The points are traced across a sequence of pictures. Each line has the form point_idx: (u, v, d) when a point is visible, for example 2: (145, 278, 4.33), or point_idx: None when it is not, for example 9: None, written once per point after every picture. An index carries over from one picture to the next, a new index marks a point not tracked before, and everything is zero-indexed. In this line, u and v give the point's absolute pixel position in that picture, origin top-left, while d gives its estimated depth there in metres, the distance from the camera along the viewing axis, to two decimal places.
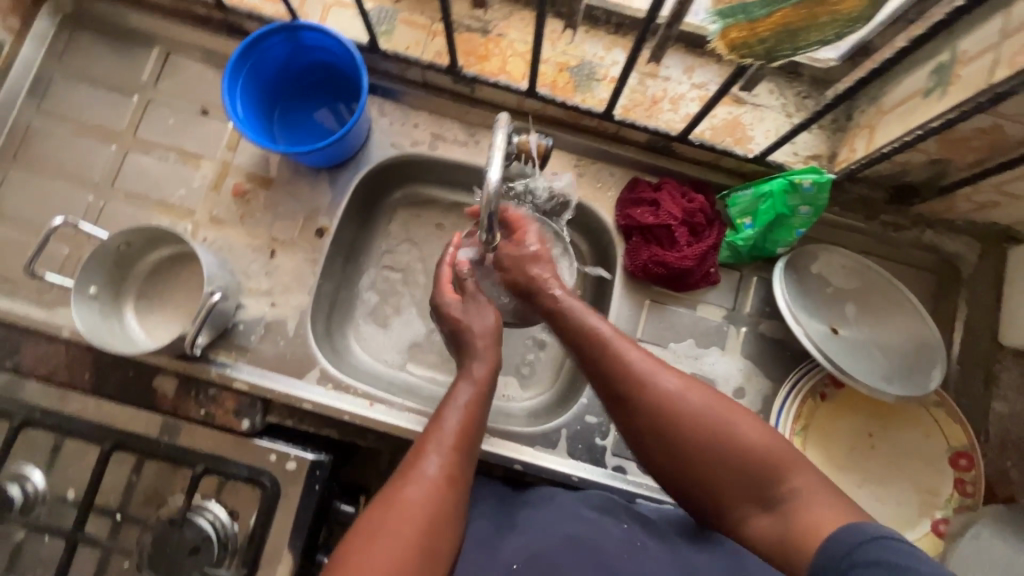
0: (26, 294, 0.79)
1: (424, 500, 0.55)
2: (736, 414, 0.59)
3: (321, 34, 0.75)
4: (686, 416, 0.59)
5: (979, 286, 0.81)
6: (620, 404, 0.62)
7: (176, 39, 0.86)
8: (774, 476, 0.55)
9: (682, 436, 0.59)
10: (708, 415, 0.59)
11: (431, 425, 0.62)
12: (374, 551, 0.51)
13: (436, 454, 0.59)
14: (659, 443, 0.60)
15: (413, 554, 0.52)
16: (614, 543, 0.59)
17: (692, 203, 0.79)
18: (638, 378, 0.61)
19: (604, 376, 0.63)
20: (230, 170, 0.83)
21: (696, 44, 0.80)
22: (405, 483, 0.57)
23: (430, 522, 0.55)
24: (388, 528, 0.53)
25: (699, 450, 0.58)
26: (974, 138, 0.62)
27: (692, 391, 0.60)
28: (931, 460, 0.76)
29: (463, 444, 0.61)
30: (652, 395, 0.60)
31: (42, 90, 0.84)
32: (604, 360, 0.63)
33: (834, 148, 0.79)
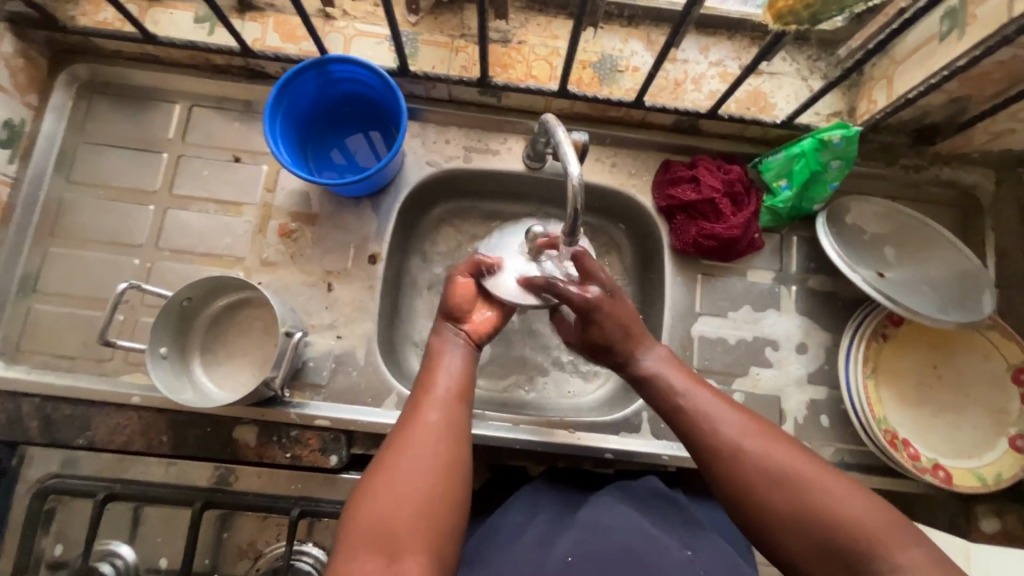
0: (87, 367, 0.78)
1: (428, 442, 0.55)
2: (823, 478, 0.52)
3: (352, 65, 0.76)
4: (769, 476, 0.53)
5: (1003, 211, 0.86)
6: (700, 460, 0.57)
7: (195, 91, 0.85)
8: (871, 548, 0.48)
9: (758, 488, 0.53)
10: (790, 476, 0.52)
11: (425, 375, 0.62)
12: (383, 489, 0.52)
13: (432, 403, 0.59)
14: (738, 502, 0.54)
15: (425, 484, 0.53)
16: (673, 563, 0.53)
17: (729, 174, 0.82)
18: (716, 432, 0.57)
19: (683, 429, 0.59)
20: (272, 212, 0.83)
21: (707, 25, 0.84)
22: (407, 430, 0.57)
23: (430, 459, 0.54)
24: (388, 469, 0.54)
25: (778, 510, 0.52)
26: (993, 70, 0.66)
27: (776, 448, 0.54)
28: (994, 380, 0.79)
29: (458, 393, 0.61)
30: (733, 453, 0.55)
31: (67, 161, 0.83)
32: (680, 414, 0.60)
33: (851, 104, 0.83)
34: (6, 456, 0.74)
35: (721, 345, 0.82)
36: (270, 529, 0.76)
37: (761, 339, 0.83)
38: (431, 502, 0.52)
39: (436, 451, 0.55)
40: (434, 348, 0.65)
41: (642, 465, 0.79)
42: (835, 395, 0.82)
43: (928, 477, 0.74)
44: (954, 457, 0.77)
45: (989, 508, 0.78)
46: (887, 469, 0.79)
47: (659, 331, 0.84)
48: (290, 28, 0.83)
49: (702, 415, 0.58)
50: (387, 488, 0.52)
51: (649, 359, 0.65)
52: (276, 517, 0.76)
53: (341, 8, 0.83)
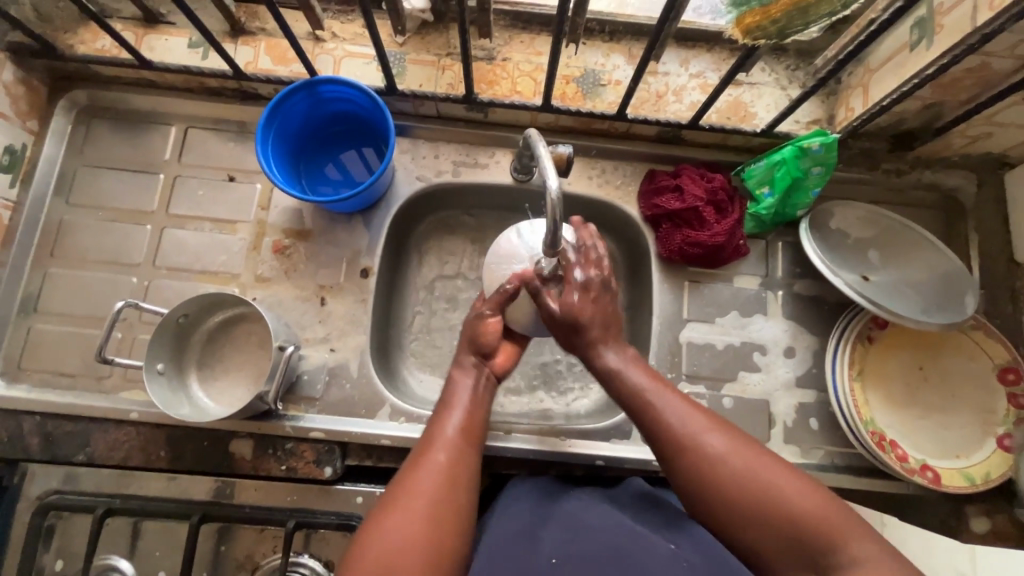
0: (86, 385, 0.79)
1: (436, 483, 0.56)
2: (784, 475, 0.54)
3: (341, 86, 0.79)
4: (737, 476, 0.54)
5: (985, 213, 0.87)
6: (667, 460, 0.58)
7: (191, 113, 0.88)
8: (830, 543, 0.50)
9: (725, 486, 0.54)
10: (756, 476, 0.54)
11: (438, 416, 0.63)
12: (389, 528, 0.53)
13: (441, 443, 0.60)
14: (705, 503, 0.55)
15: (429, 525, 0.53)
16: (658, 561, 0.55)
17: (712, 183, 0.84)
18: (683, 435, 0.57)
19: (650, 431, 0.59)
20: (266, 229, 0.85)
21: (687, 38, 0.86)
22: (415, 469, 0.57)
23: (438, 504, 0.55)
24: (395, 509, 0.54)
25: (743, 511, 0.53)
26: (963, 77, 0.68)
27: (741, 450, 0.55)
28: (980, 380, 0.79)
29: (469, 437, 0.61)
30: (702, 455, 0.55)
31: (67, 184, 0.85)
32: (649, 416, 0.60)
33: (830, 111, 0.85)
34: (8, 473, 0.76)
35: (709, 350, 0.84)
36: (267, 541, 0.77)
37: (749, 344, 0.84)
38: (438, 544, 0.53)
39: (444, 496, 0.56)
40: (449, 389, 0.66)
41: (633, 472, 0.80)
42: (823, 398, 0.83)
43: (917, 477, 0.74)
44: (942, 457, 0.78)
45: (980, 508, 0.79)
46: (877, 471, 0.80)
47: (648, 337, 0.85)
48: (281, 51, 0.85)
49: (669, 415, 0.59)
50: (394, 528, 0.53)
51: (611, 354, 0.64)
52: (272, 530, 0.77)
53: (330, 31, 0.86)
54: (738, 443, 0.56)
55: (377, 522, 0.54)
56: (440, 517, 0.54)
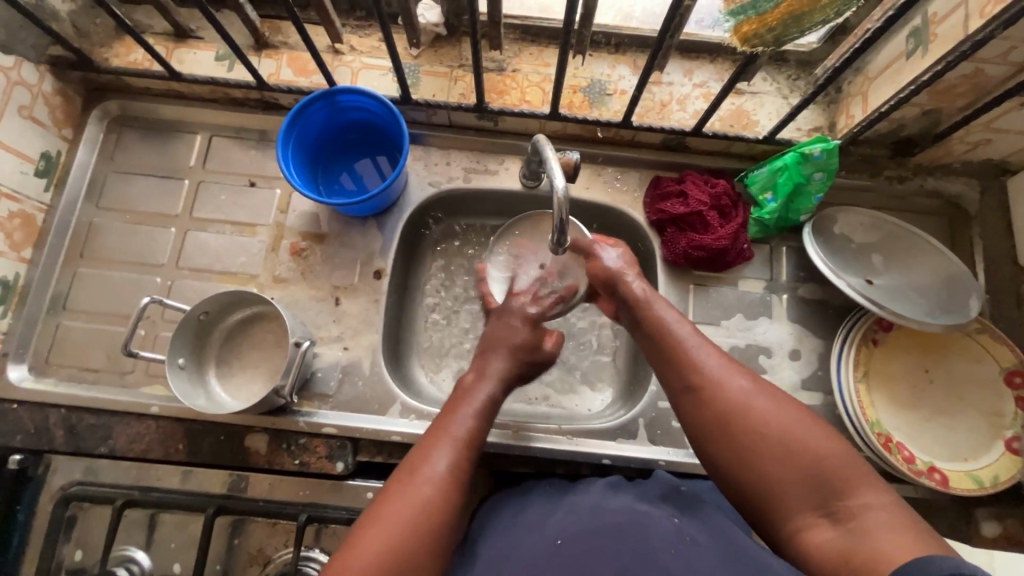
0: (110, 380, 0.82)
1: (435, 489, 0.57)
2: (805, 425, 0.57)
3: (359, 96, 0.83)
4: (753, 415, 0.58)
5: (989, 218, 0.88)
6: (692, 397, 0.62)
7: (215, 122, 0.92)
8: (834, 485, 0.53)
9: (748, 427, 0.57)
10: (773, 422, 0.57)
11: (446, 417, 0.64)
12: (394, 513, 0.54)
13: (442, 447, 0.60)
14: (716, 438, 0.59)
15: (420, 527, 0.54)
16: (659, 536, 0.55)
17: (715, 188, 0.86)
18: (710, 376, 0.61)
19: (676, 372, 0.64)
20: (285, 232, 0.88)
21: (690, 50, 0.90)
22: (415, 472, 0.58)
23: (439, 505, 0.56)
24: (394, 508, 0.55)
25: (765, 453, 0.56)
26: (959, 84, 0.70)
27: (763, 395, 0.59)
28: (985, 383, 0.80)
29: (472, 443, 0.62)
30: (722, 395, 0.60)
31: (97, 189, 0.90)
32: (679, 355, 0.64)
33: (831, 119, 0.88)
34: (33, 464, 0.79)
35: None
36: (279, 536, 0.79)
37: (754, 346, 0.85)
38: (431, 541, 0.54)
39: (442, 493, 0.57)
40: (460, 390, 0.68)
41: (639, 471, 0.81)
42: (830, 400, 0.83)
43: (925, 480, 0.74)
44: (950, 460, 0.78)
45: (989, 512, 0.78)
46: (885, 474, 0.80)
47: None
48: (302, 63, 0.90)
49: (697, 357, 0.63)
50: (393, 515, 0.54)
51: (637, 282, 0.73)
52: (285, 524, 0.79)
53: (349, 44, 0.90)
54: (766, 393, 0.59)
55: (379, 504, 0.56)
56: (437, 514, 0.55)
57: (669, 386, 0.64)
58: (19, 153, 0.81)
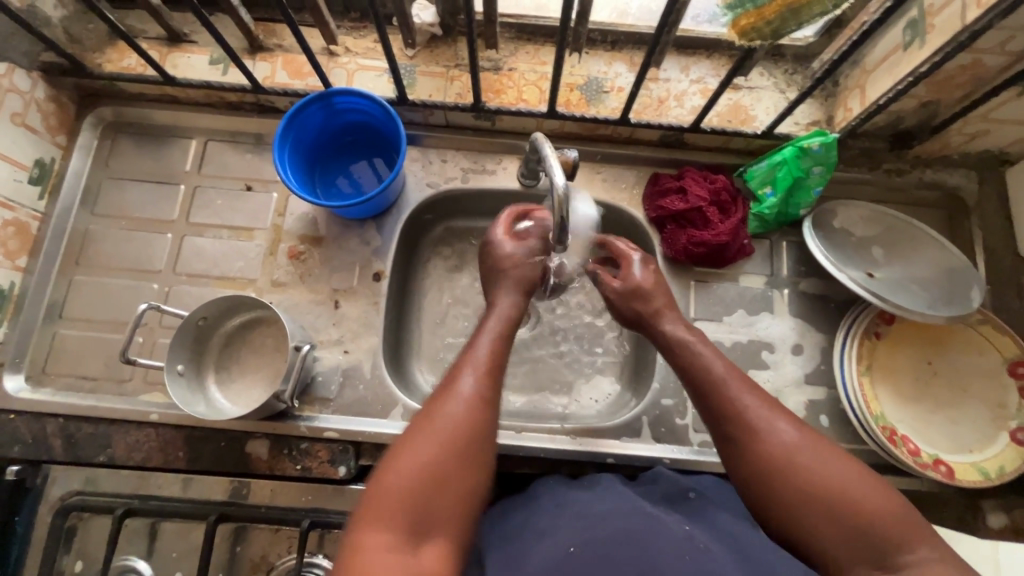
0: (109, 389, 0.81)
1: (463, 411, 0.56)
2: (856, 475, 0.53)
3: (355, 97, 0.82)
4: (801, 471, 0.54)
5: (988, 209, 0.88)
6: (733, 440, 0.58)
7: (211, 127, 0.92)
8: (891, 544, 0.50)
9: (796, 477, 0.54)
10: (821, 472, 0.53)
11: (464, 351, 0.62)
12: (423, 439, 0.54)
13: (467, 372, 0.59)
14: (761, 492, 0.55)
15: (449, 447, 0.54)
16: (671, 543, 0.56)
17: (714, 184, 0.86)
18: (756, 427, 0.57)
19: (715, 413, 0.60)
20: (282, 235, 0.88)
21: (686, 46, 0.89)
22: (442, 398, 0.57)
23: (469, 423, 0.56)
24: (421, 437, 0.54)
25: (813, 505, 0.52)
26: (957, 75, 0.70)
27: (810, 444, 0.55)
28: (989, 374, 0.79)
29: (496, 366, 0.61)
30: (768, 447, 0.56)
31: (93, 196, 0.89)
32: (718, 393, 0.60)
33: (829, 112, 0.87)
34: (32, 474, 0.78)
35: (717, 348, 0.84)
36: (282, 542, 0.78)
37: (756, 341, 0.84)
38: (454, 500, 0.53)
39: (460, 447, 0.54)
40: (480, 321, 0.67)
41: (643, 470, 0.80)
42: (834, 395, 0.83)
43: (930, 472, 0.74)
44: (954, 452, 0.78)
45: (996, 503, 0.78)
46: (890, 468, 0.79)
47: None
48: (297, 65, 0.89)
49: (736, 398, 0.59)
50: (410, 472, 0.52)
51: (671, 327, 0.69)
52: (288, 530, 0.78)
53: (344, 46, 0.90)
54: (813, 443, 0.56)
55: (393, 458, 0.54)
56: (458, 470, 0.53)
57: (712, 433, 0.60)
58: (12, 161, 0.80)
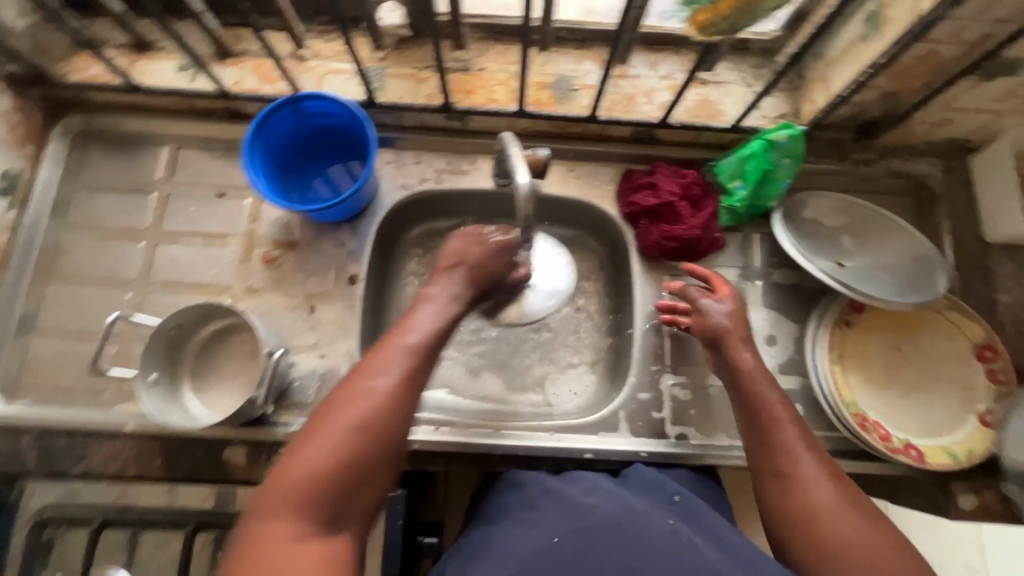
0: (82, 400, 0.81)
1: (373, 402, 0.57)
2: (889, 542, 0.56)
3: (325, 101, 0.82)
4: (835, 523, 0.57)
5: (954, 196, 0.89)
6: (777, 483, 0.62)
7: (181, 134, 0.91)
8: None
9: (831, 530, 0.57)
10: (856, 528, 0.57)
11: (391, 338, 0.62)
12: (329, 427, 0.55)
13: (385, 362, 0.59)
14: (791, 533, 0.59)
15: (355, 437, 0.55)
16: (654, 534, 0.57)
17: (685, 178, 0.87)
18: (804, 473, 0.61)
19: (765, 452, 0.64)
20: (256, 241, 0.88)
21: (653, 43, 0.90)
22: (355, 387, 0.58)
23: (379, 414, 0.56)
24: (328, 425, 0.55)
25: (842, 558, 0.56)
26: (915, 65, 0.71)
27: (850, 503, 0.59)
28: (957, 359, 0.81)
29: (418, 356, 0.61)
30: (810, 494, 0.60)
31: (63, 206, 0.88)
32: (770, 435, 0.65)
33: (796, 105, 0.89)
34: (6, 491, 0.77)
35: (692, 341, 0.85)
36: None
37: None
38: (347, 490, 0.53)
39: (357, 436, 0.55)
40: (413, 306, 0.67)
41: (622, 464, 0.81)
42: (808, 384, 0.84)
43: (901, 457, 0.76)
44: (925, 436, 0.79)
45: (967, 485, 0.79)
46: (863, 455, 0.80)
47: (631, 333, 0.87)
48: (266, 70, 0.89)
49: (790, 444, 0.63)
50: (307, 458, 0.53)
51: (749, 358, 0.71)
52: None
53: (313, 50, 0.90)
54: (850, 504, 0.59)
55: (295, 446, 0.55)
56: (355, 461, 0.54)
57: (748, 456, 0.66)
58: None
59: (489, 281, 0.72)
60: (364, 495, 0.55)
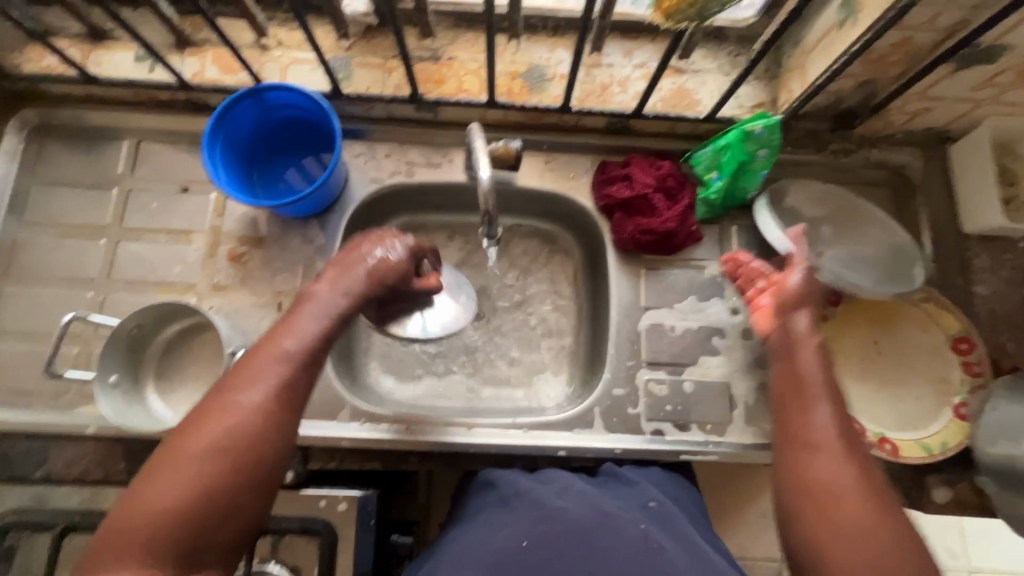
0: (42, 402, 0.79)
1: (235, 425, 0.53)
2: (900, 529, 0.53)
3: (287, 92, 0.79)
4: (844, 503, 0.54)
5: (932, 187, 0.88)
6: (795, 455, 0.58)
7: (141, 127, 0.88)
8: None
9: (843, 507, 0.54)
10: (865, 509, 0.54)
11: (264, 347, 0.58)
12: (183, 455, 0.51)
13: (251, 378, 0.55)
14: (798, 509, 0.56)
15: (213, 464, 0.51)
16: (622, 539, 0.56)
17: (660, 170, 0.85)
18: (823, 446, 0.58)
19: (789, 421, 0.61)
20: (221, 237, 0.85)
21: (628, 30, 0.88)
22: (217, 408, 0.53)
23: (242, 437, 0.53)
24: (181, 453, 0.52)
25: (849, 536, 0.53)
26: (890, 52, 0.69)
27: (865, 483, 0.56)
28: (933, 351, 0.81)
29: (292, 366, 0.57)
30: (826, 470, 0.56)
31: (20, 203, 0.85)
32: (796, 404, 0.61)
33: (773, 94, 0.87)
34: None
35: (668, 335, 0.84)
36: None
37: (707, 327, 0.84)
38: (210, 516, 0.50)
39: (214, 462, 0.51)
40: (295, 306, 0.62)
41: (596, 460, 0.80)
42: None
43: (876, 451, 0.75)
44: (900, 428, 0.79)
45: (942, 478, 0.79)
46: None
47: (606, 329, 0.85)
48: (228, 60, 0.86)
49: (814, 414, 0.60)
50: (166, 484, 0.50)
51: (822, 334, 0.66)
52: None
53: (277, 39, 0.87)
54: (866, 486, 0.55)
55: (148, 476, 0.51)
56: (220, 484, 0.51)
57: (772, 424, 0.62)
58: None
59: (386, 288, 0.66)
60: (232, 519, 0.52)
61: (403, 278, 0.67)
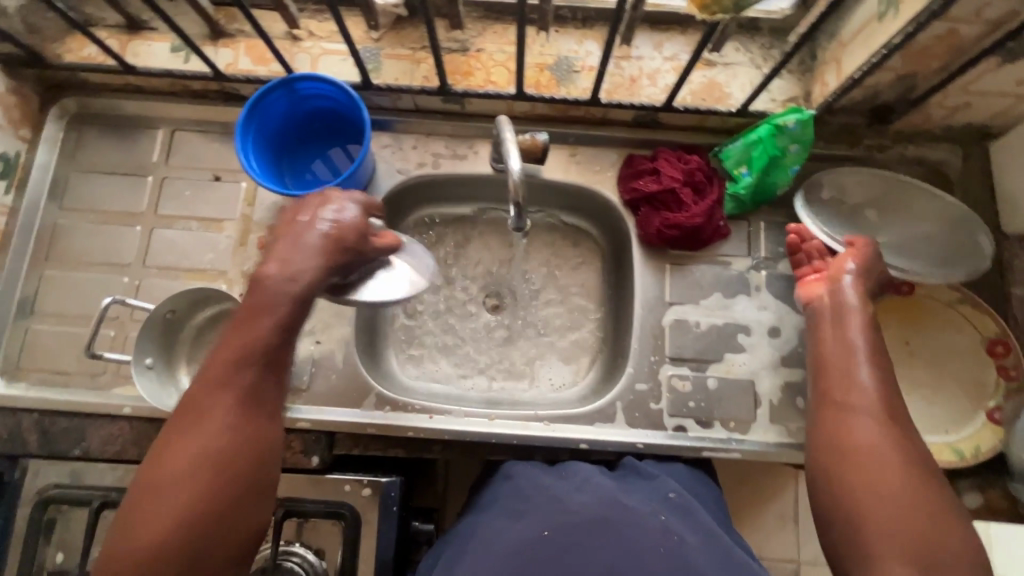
0: (81, 382, 0.82)
1: (209, 440, 0.54)
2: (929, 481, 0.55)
3: (318, 83, 0.81)
4: (873, 453, 0.58)
5: (971, 185, 0.85)
6: (831, 411, 0.63)
7: (177, 117, 0.90)
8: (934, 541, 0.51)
9: (873, 456, 0.58)
10: (895, 459, 0.57)
11: (218, 357, 0.58)
12: (163, 479, 0.52)
13: (214, 394, 0.56)
14: (829, 458, 0.60)
15: (196, 481, 0.52)
16: (643, 531, 0.57)
17: (689, 164, 0.84)
18: (857, 404, 0.62)
19: (827, 380, 0.66)
20: (251, 226, 0.87)
21: (658, 22, 0.87)
22: (186, 428, 0.54)
23: (218, 450, 0.54)
24: (162, 479, 0.53)
25: (878, 479, 0.56)
26: (932, 46, 0.67)
27: (896, 438, 0.59)
28: (969, 354, 0.79)
29: (251, 369, 0.57)
30: (859, 425, 0.60)
31: (60, 190, 0.88)
32: (834, 367, 0.66)
33: (807, 88, 0.85)
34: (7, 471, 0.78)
35: (693, 331, 0.83)
36: None
37: (732, 324, 0.83)
38: (207, 528, 0.52)
39: (197, 480, 0.52)
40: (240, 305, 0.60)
41: (618, 455, 0.80)
42: None
43: None
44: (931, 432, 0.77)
45: (972, 483, 0.78)
46: None
47: (630, 324, 0.85)
48: (260, 51, 0.87)
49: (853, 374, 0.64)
50: (158, 507, 0.51)
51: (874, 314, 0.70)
52: None
53: (307, 30, 0.88)
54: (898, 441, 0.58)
55: (137, 505, 0.52)
56: (212, 493, 0.53)
57: (813, 389, 0.67)
58: None
59: (343, 251, 0.62)
60: (230, 527, 0.53)
61: (359, 242, 0.64)
